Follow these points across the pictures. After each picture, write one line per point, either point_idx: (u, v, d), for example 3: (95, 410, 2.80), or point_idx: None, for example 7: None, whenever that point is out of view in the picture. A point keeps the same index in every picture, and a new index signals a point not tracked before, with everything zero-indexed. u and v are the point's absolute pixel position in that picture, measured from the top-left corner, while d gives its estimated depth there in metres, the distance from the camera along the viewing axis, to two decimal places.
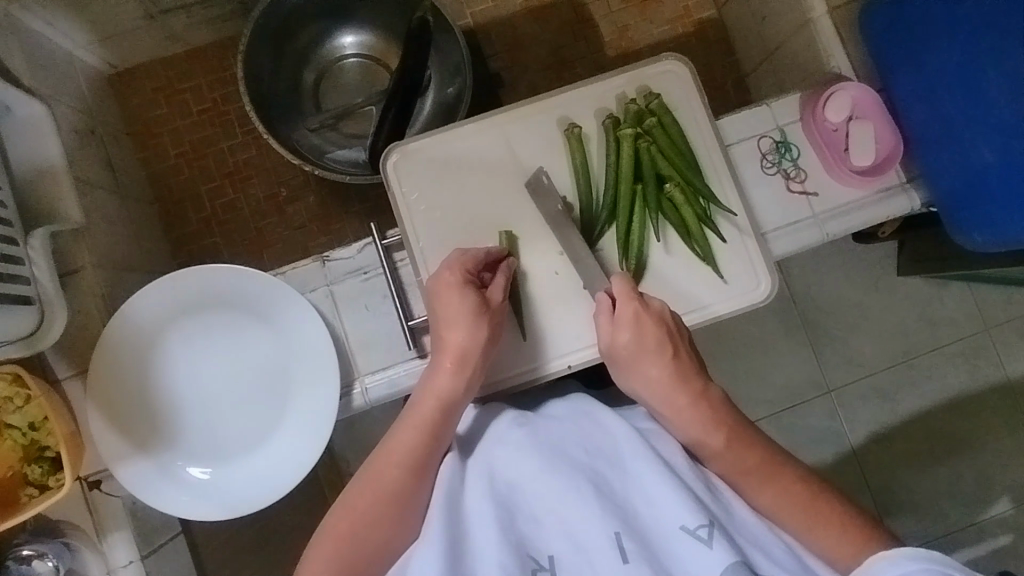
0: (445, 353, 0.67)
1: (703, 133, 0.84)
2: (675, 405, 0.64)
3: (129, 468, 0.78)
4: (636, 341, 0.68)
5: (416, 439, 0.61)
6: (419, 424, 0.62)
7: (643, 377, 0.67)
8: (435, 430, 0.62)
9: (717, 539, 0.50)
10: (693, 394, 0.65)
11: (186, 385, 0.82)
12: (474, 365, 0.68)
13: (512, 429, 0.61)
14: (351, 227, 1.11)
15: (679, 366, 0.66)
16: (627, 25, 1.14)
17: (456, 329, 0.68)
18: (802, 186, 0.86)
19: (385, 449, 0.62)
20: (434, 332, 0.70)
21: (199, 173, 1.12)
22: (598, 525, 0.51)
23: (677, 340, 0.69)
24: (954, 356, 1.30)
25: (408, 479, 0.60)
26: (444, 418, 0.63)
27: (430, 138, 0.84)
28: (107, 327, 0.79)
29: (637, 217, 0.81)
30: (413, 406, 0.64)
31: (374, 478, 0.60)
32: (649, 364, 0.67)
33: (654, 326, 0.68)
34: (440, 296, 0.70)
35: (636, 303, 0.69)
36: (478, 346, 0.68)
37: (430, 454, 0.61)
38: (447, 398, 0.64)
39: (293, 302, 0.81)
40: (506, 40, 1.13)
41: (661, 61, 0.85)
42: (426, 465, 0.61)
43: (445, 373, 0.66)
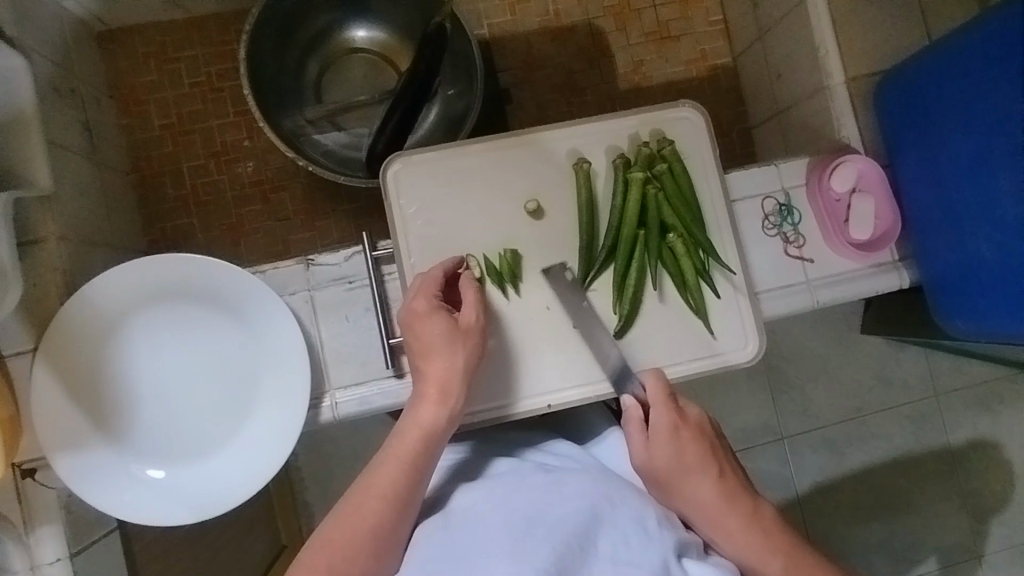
0: (425, 383, 0.67)
1: (711, 187, 0.83)
2: (725, 528, 0.59)
3: (71, 460, 0.73)
4: (676, 454, 0.62)
5: (397, 472, 0.61)
6: (400, 454, 0.62)
7: (698, 499, 0.60)
8: (415, 461, 0.62)
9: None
10: (745, 513, 0.60)
11: (142, 378, 0.77)
12: (456, 394, 0.67)
13: (530, 471, 0.62)
14: (335, 224, 1.07)
15: (727, 486, 0.61)
16: (642, 60, 1.13)
17: (434, 357, 0.68)
18: (799, 251, 0.86)
19: (365, 481, 0.61)
20: (413, 365, 0.69)
21: (182, 148, 1.06)
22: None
23: (711, 447, 0.64)
24: (904, 418, 1.32)
25: (390, 512, 0.59)
26: (425, 450, 0.63)
27: (435, 151, 0.81)
28: (64, 306, 0.74)
29: (636, 261, 0.80)
30: (394, 437, 0.63)
31: (353, 511, 0.59)
32: (695, 478, 0.61)
33: (694, 438, 0.63)
34: (413, 325, 0.70)
35: (674, 414, 0.65)
36: (457, 372, 0.67)
37: (412, 485, 0.61)
38: (425, 429, 0.64)
39: (269, 305, 0.77)
40: (519, 56, 1.11)
41: (678, 107, 0.84)
42: (407, 496, 0.60)
43: (426, 402, 0.66)
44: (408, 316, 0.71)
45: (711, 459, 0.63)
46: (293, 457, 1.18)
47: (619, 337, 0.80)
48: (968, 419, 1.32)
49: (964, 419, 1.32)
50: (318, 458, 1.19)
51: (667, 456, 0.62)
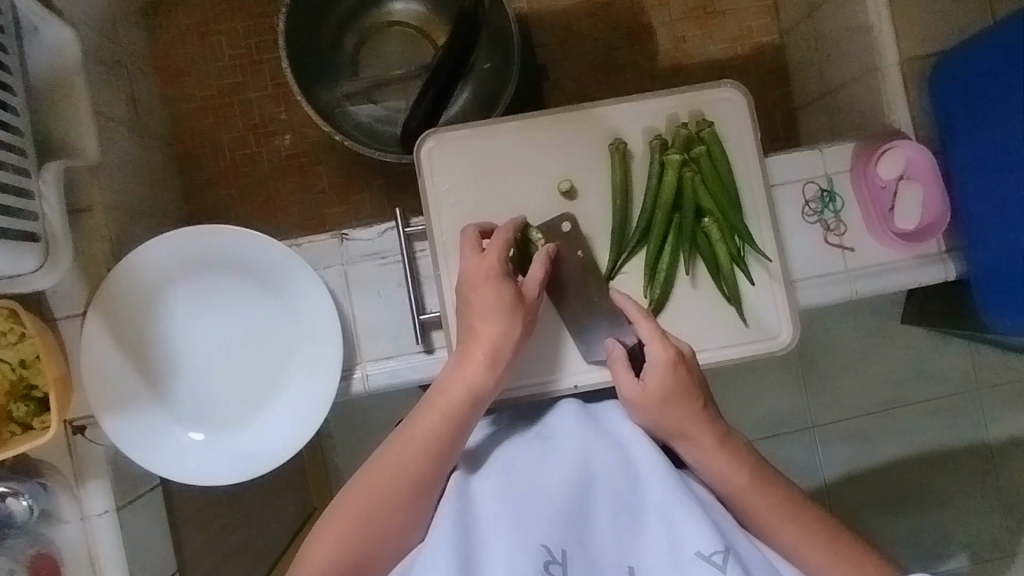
0: (476, 345, 0.69)
1: (750, 171, 0.81)
2: (699, 448, 0.67)
3: (117, 420, 0.77)
4: (666, 385, 0.68)
5: (439, 430, 0.65)
6: (444, 414, 0.66)
7: (681, 419, 0.68)
8: (458, 421, 0.66)
9: (731, 565, 0.53)
10: (715, 436, 0.67)
11: (183, 345, 0.80)
12: (503, 363, 0.69)
13: (528, 440, 0.67)
14: (369, 198, 1.08)
15: (706, 413, 0.68)
16: (684, 37, 1.10)
17: (490, 322, 0.69)
18: (840, 240, 0.83)
19: (405, 435, 0.66)
20: (465, 322, 0.71)
21: (222, 121, 1.08)
22: (613, 553, 0.57)
23: (694, 378, 0.70)
24: (941, 412, 1.28)
25: (428, 466, 0.64)
26: (470, 410, 0.67)
27: (469, 129, 0.81)
28: (111, 274, 0.77)
29: (669, 244, 0.79)
30: (439, 393, 0.67)
31: (392, 464, 0.64)
32: (679, 405, 0.68)
33: (683, 371, 0.69)
34: (474, 286, 0.71)
35: (668, 348, 0.70)
36: (511, 342, 0.69)
37: (451, 444, 0.65)
38: (472, 393, 0.67)
39: (304, 278, 0.79)
40: (557, 31, 1.09)
41: (718, 87, 0.82)
42: (445, 452, 0.65)
43: (475, 366, 0.68)
44: (469, 278, 0.72)
45: (693, 390, 0.69)
46: (325, 424, 1.22)
47: None
48: (1010, 416, 1.27)
49: (1006, 415, 1.27)
50: (348, 426, 1.22)
51: (659, 383, 0.68)
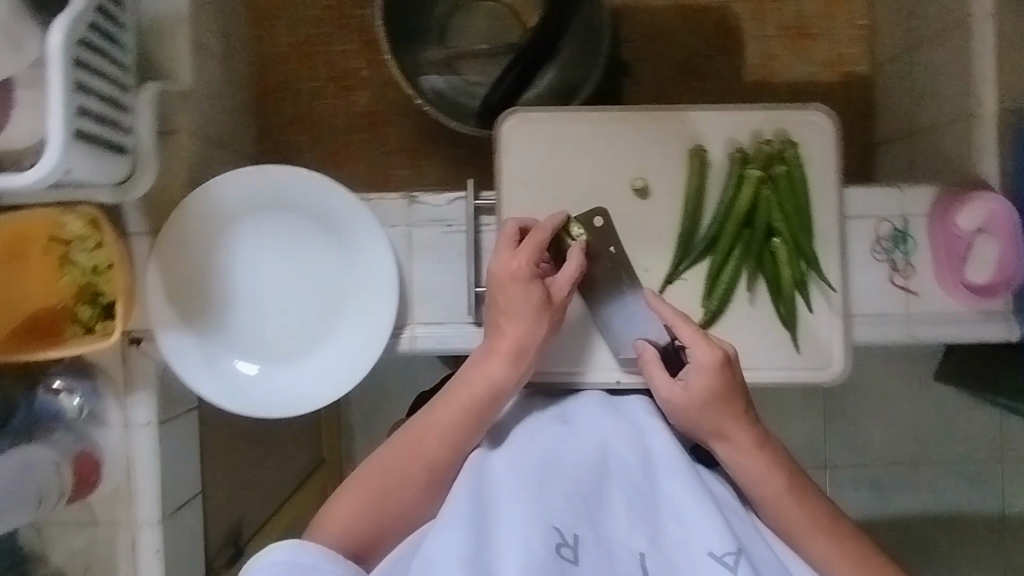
0: (500, 341, 0.70)
1: (827, 199, 0.80)
2: (736, 451, 0.67)
3: (174, 339, 0.79)
4: (704, 388, 0.67)
5: (459, 418, 0.67)
6: (466, 402, 0.67)
7: (723, 428, 0.68)
8: (479, 412, 0.67)
9: (743, 567, 0.54)
10: (754, 439, 0.67)
11: (243, 278, 0.82)
12: (528, 361, 0.70)
13: (548, 420, 0.68)
14: (434, 167, 1.09)
15: (744, 416, 0.68)
16: (773, 55, 1.08)
17: (516, 320, 0.70)
18: (905, 282, 0.82)
19: (428, 418, 0.68)
20: (491, 317, 0.72)
21: (304, 68, 1.10)
22: (628, 539, 0.57)
23: (737, 386, 0.69)
24: (963, 474, 1.26)
25: (445, 452, 0.67)
26: (491, 403, 0.68)
27: (553, 113, 0.82)
28: (188, 199, 0.80)
29: (734, 259, 0.79)
30: (462, 383, 0.68)
31: (412, 443, 0.67)
32: (716, 409, 0.67)
33: (723, 374, 0.68)
34: (504, 284, 0.71)
35: (716, 351, 0.68)
36: (536, 341, 0.70)
37: (471, 433, 0.67)
38: (495, 388, 0.68)
39: (370, 233, 0.80)
40: (646, 31, 1.08)
41: (808, 109, 0.81)
42: (464, 439, 0.67)
43: (500, 361, 0.69)
44: (502, 273, 0.71)
45: (735, 393, 0.68)
46: None
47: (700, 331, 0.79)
48: None
49: None
50: (373, 386, 1.25)
51: (704, 387, 0.67)
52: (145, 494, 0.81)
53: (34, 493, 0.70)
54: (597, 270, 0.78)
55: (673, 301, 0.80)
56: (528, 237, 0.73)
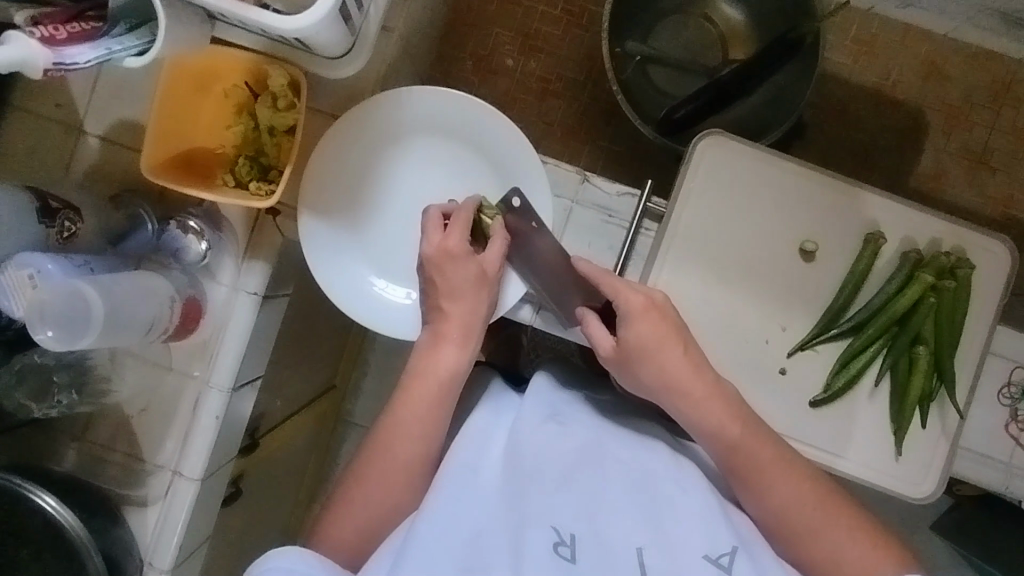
0: (445, 327, 0.73)
1: (979, 329, 0.79)
2: (726, 431, 0.66)
3: (314, 224, 0.79)
4: (659, 365, 0.68)
5: (419, 410, 0.69)
6: (427, 390, 0.70)
7: (661, 366, 0.68)
8: (439, 395, 0.70)
9: (737, 566, 0.57)
10: (745, 420, 0.66)
11: (398, 191, 0.82)
12: (475, 337, 0.74)
13: (537, 413, 0.70)
14: (585, 153, 1.08)
15: (715, 384, 0.68)
16: (946, 172, 1.07)
17: (455, 300, 0.74)
18: (1019, 433, 0.81)
19: (393, 420, 0.69)
20: (432, 304, 0.75)
21: (500, 13, 1.08)
22: (623, 534, 0.58)
23: (678, 330, 0.70)
24: None
25: (419, 443, 0.69)
26: (448, 386, 0.71)
27: (750, 148, 0.81)
28: (376, 96, 0.78)
29: (871, 350, 0.79)
30: (412, 377, 0.71)
31: (387, 442, 0.69)
32: (678, 378, 0.68)
33: (673, 343, 0.69)
34: (439, 265, 0.75)
35: (646, 297, 0.70)
36: (477, 315, 0.74)
37: (437, 412, 0.70)
38: (450, 370, 0.71)
39: (537, 195, 0.79)
40: (834, 104, 1.08)
41: (992, 237, 0.80)
42: (432, 419, 0.69)
43: (450, 345, 0.72)
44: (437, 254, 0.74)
45: (678, 340, 0.69)
46: None
47: (814, 406, 0.79)
48: None
49: None
50: None
51: (639, 334, 0.69)
52: (228, 358, 0.80)
53: (146, 320, 0.69)
54: (532, 240, 0.77)
55: (798, 368, 0.79)
56: (452, 220, 0.76)
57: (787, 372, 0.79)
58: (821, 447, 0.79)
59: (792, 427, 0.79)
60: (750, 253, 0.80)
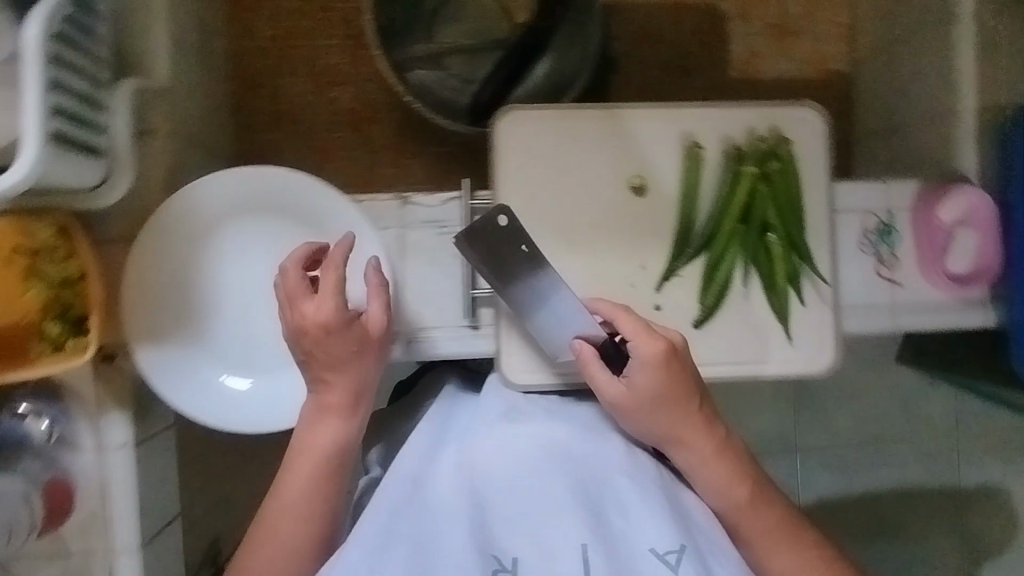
0: (331, 392, 0.70)
1: (819, 195, 0.81)
2: (704, 459, 0.68)
3: (153, 353, 0.75)
4: (663, 395, 0.68)
5: (314, 482, 0.68)
6: (319, 463, 0.68)
7: (670, 413, 0.68)
8: (334, 470, 0.69)
9: (683, 565, 0.59)
10: (718, 446, 0.68)
11: (225, 287, 0.78)
12: (364, 402, 0.72)
13: (495, 420, 0.68)
14: (421, 166, 1.04)
15: (707, 418, 0.69)
16: (758, 52, 1.09)
17: (342, 369, 0.70)
18: (890, 274, 0.84)
19: (285, 490, 0.67)
20: (314, 368, 0.70)
21: (285, 62, 1.02)
22: (569, 536, 0.58)
23: (694, 387, 0.69)
24: (926, 455, 1.31)
25: (314, 510, 0.67)
26: (342, 461, 0.69)
27: (548, 111, 0.80)
28: (166, 203, 0.75)
29: (729, 255, 0.79)
30: (298, 453, 0.69)
31: (281, 512, 0.67)
32: (678, 414, 0.68)
33: (679, 379, 0.68)
34: (304, 323, 0.69)
35: (665, 345, 0.69)
36: (366, 379, 0.71)
37: (334, 482, 0.69)
38: (339, 444, 0.69)
39: (362, 238, 0.77)
40: (635, 27, 1.07)
41: (800, 106, 0.82)
42: (330, 490, 0.68)
43: (336, 416, 0.70)
44: (307, 321, 0.69)
45: (689, 388, 0.69)
46: None
47: (697, 326, 0.79)
48: None
49: None
50: None
51: (647, 384, 0.68)
52: (124, 519, 0.76)
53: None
54: (512, 263, 0.73)
55: (671, 298, 0.80)
56: (324, 270, 0.70)
57: (663, 307, 0.79)
58: (718, 362, 0.80)
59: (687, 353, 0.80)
60: (585, 211, 0.79)
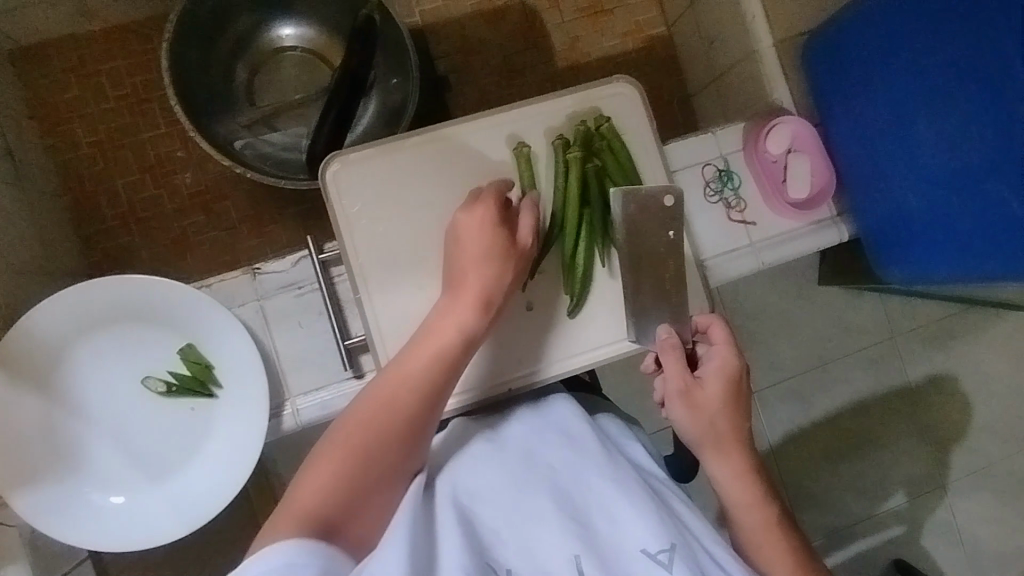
0: (462, 293, 0.66)
1: (652, 159, 0.84)
2: (737, 474, 0.64)
3: (28, 497, 0.71)
4: (716, 400, 0.65)
5: (419, 381, 0.60)
6: (429, 362, 0.61)
7: (719, 422, 0.64)
8: (435, 380, 0.61)
9: (677, 563, 0.53)
10: (750, 465, 0.65)
11: (94, 407, 0.76)
12: (494, 307, 0.66)
13: (481, 444, 0.63)
14: (284, 230, 1.05)
15: (746, 439, 0.65)
16: (578, 36, 1.13)
17: (478, 269, 0.66)
18: (741, 215, 0.87)
19: (362, 408, 0.58)
20: (456, 269, 0.68)
21: (115, 164, 1.02)
22: (562, 545, 0.54)
23: (741, 400, 0.66)
24: (863, 362, 1.34)
25: (414, 420, 0.58)
26: (458, 358, 0.63)
27: (373, 147, 0.80)
28: (2, 342, 0.72)
29: (584, 240, 0.80)
30: (404, 355, 0.62)
31: (355, 435, 0.57)
32: (725, 423, 0.65)
33: (731, 389, 0.65)
34: (468, 235, 0.69)
35: (733, 360, 0.66)
36: (499, 285, 0.66)
37: (435, 391, 0.60)
38: (461, 334, 0.63)
39: (218, 319, 0.76)
40: (456, 41, 1.09)
41: (612, 82, 0.85)
42: (428, 401, 0.60)
43: (466, 307, 0.65)
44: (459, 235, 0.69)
45: (738, 406, 0.66)
46: None
47: (571, 315, 0.81)
48: (924, 356, 1.35)
49: (919, 357, 1.34)
50: None
51: (712, 393, 0.65)
52: None
53: None
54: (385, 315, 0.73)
55: (539, 295, 0.81)
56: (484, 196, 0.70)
57: (534, 305, 0.80)
58: (601, 344, 0.81)
59: (569, 344, 0.81)
60: (434, 235, 0.80)
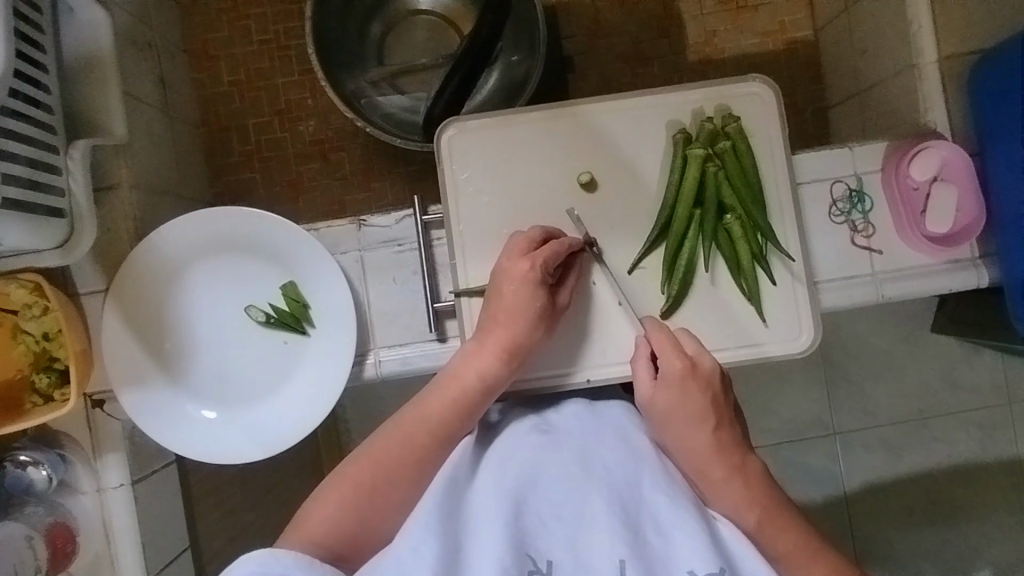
0: (493, 337, 0.68)
1: (776, 168, 0.79)
2: (708, 479, 0.62)
3: (134, 395, 0.78)
4: (679, 403, 0.65)
5: (441, 415, 0.65)
6: (454, 399, 0.65)
7: (684, 433, 0.64)
8: (467, 408, 0.65)
9: None
10: (731, 468, 0.62)
11: (201, 325, 0.81)
12: (521, 356, 0.68)
13: (526, 433, 0.64)
14: (391, 188, 1.08)
15: (721, 439, 0.63)
16: (715, 31, 1.07)
17: (516, 319, 0.68)
18: (867, 241, 0.81)
19: (373, 447, 0.63)
20: (487, 307, 0.70)
21: (250, 105, 1.08)
22: (607, 548, 0.51)
23: (715, 407, 0.65)
24: (971, 424, 1.20)
25: (429, 450, 0.64)
26: (479, 399, 0.66)
27: (490, 118, 0.80)
28: (134, 251, 0.78)
29: (690, 241, 0.77)
30: (438, 385, 0.66)
31: (370, 464, 0.63)
32: (694, 428, 0.64)
33: (700, 390, 0.65)
34: (506, 282, 0.70)
35: (684, 362, 0.66)
36: (528, 336, 0.68)
37: (453, 428, 0.65)
38: (483, 380, 0.66)
39: (320, 262, 0.79)
40: (586, 23, 1.07)
41: (747, 80, 0.80)
42: (450, 434, 0.65)
43: (494, 355, 0.67)
44: (503, 278, 0.70)
45: (709, 407, 0.64)
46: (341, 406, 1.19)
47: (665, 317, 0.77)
48: None
49: None
50: (366, 413, 1.19)
51: (667, 398, 0.65)
52: (128, 553, 0.80)
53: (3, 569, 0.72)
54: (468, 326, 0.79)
55: (635, 291, 0.78)
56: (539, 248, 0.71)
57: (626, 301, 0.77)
58: None
59: None
60: (538, 213, 0.79)
